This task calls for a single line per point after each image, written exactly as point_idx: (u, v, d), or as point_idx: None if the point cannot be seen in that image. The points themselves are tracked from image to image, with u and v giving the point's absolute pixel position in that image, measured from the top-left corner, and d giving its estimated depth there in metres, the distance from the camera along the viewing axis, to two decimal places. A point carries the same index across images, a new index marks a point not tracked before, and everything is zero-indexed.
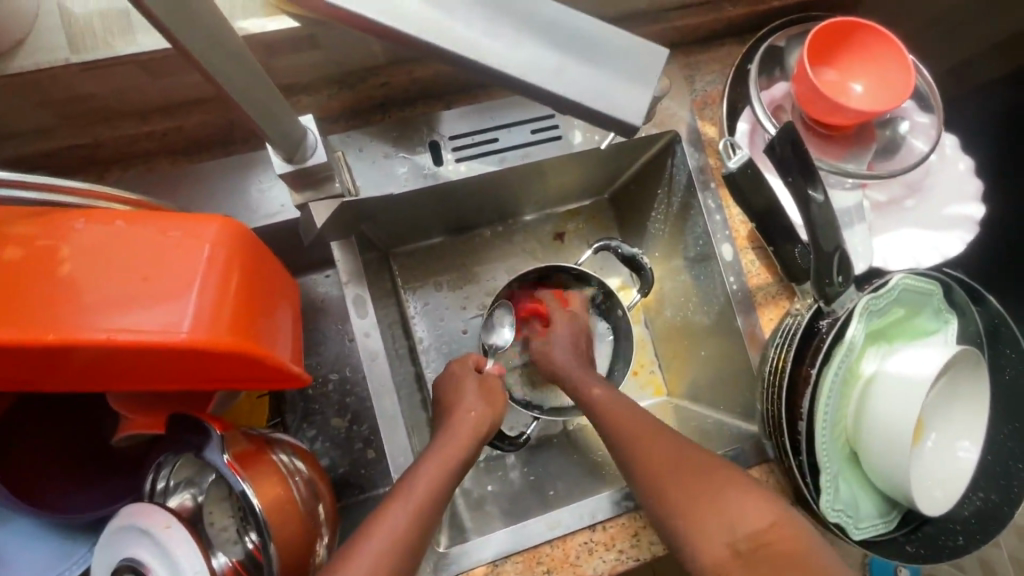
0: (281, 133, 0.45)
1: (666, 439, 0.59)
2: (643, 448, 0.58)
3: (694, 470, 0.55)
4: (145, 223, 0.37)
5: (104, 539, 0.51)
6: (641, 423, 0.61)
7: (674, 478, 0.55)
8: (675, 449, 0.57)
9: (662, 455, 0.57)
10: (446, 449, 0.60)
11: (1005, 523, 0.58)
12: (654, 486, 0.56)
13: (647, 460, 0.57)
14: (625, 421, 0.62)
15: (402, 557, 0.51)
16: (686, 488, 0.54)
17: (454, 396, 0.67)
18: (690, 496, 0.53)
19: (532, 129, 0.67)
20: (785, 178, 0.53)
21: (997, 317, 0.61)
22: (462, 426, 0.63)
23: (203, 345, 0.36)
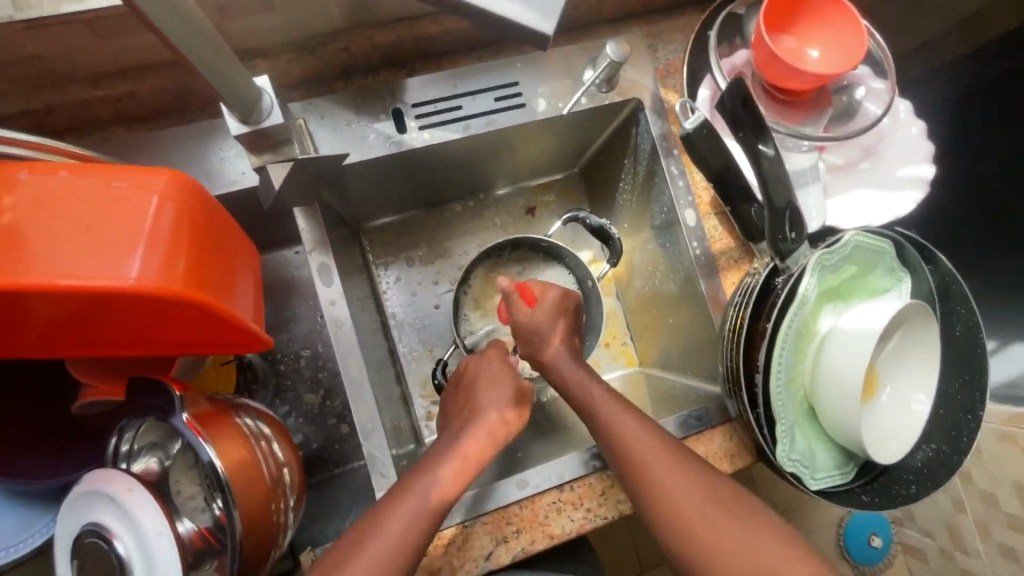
0: (234, 91, 0.44)
1: (678, 468, 0.56)
2: (656, 478, 0.55)
3: (711, 506, 0.53)
4: (89, 174, 0.36)
5: (67, 505, 0.51)
6: (654, 451, 0.57)
7: (695, 515, 0.53)
8: (691, 482, 0.55)
9: (677, 491, 0.54)
10: (464, 447, 0.60)
11: (953, 471, 0.60)
12: (670, 521, 0.54)
13: (662, 494, 0.55)
14: (635, 448, 0.57)
15: (394, 535, 0.52)
16: (705, 526, 0.52)
17: (479, 393, 0.65)
18: (711, 536, 0.52)
19: (495, 97, 0.67)
20: (738, 134, 0.55)
21: (948, 276, 0.62)
22: (480, 430, 0.62)
23: (155, 290, 0.37)
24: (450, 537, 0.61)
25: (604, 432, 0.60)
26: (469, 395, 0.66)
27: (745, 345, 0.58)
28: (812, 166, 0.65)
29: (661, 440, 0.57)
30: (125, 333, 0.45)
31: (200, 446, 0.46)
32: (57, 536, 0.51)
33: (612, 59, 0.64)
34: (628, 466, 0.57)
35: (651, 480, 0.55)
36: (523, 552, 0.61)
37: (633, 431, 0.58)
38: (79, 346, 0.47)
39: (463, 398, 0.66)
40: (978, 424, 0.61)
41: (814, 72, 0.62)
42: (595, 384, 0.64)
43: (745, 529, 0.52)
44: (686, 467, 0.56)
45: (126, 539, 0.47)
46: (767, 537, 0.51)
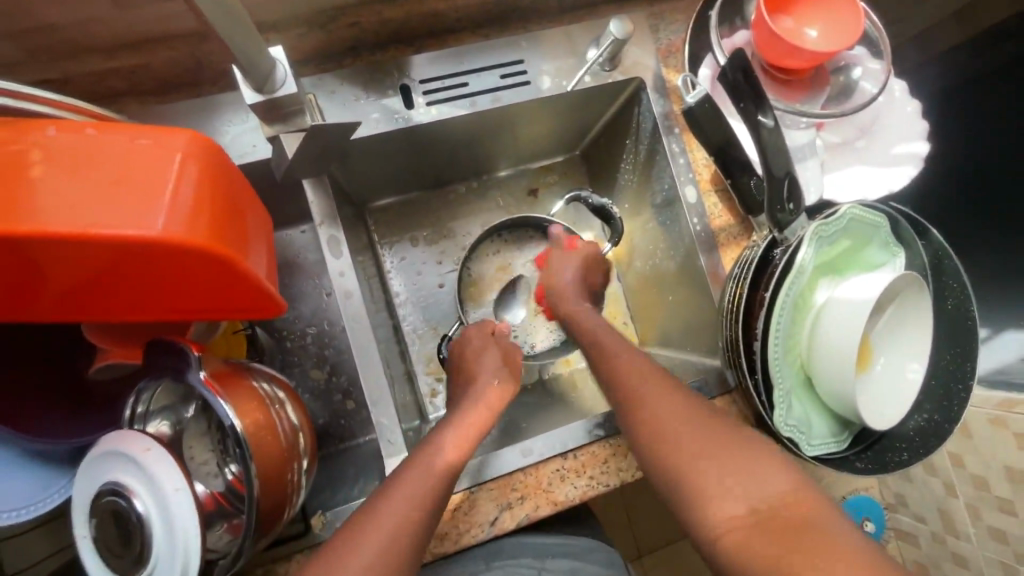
0: (250, 59, 0.46)
1: (677, 402, 0.57)
2: (653, 409, 0.57)
3: (707, 433, 0.53)
4: (115, 131, 0.38)
5: (86, 465, 0.52)
6: (655, 388, 0.59)
7: (689, 442, 0.53)
8: (687, 414, 0.55)
9: (674, 419, 0.55)
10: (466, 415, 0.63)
11: (944, 439, 0.62)
12: (670, 452, 0.53)
13: (658, 423, 0.56)
14: (638, 384, 0.60)
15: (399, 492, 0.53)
16: (698, 449, 0.52)
17: (474, 359, 0.71)
18: (703, 457, 0.51)
19: (501, 75, 0.68)
20: (739, 104, 0.57)
21: (941, 250, 0.64)
22: (474, 405, 0.64)
23: (180, 242, 0.39)
24: (457, 503, 0.63)
25: (611, 372, 0.63)
26: (467, 369, 0.70)
27: (744, 315, 0.59)
28: (810, 143, 0.66)
29: (663, 381, 0.60)
30: (143, 295, 0.46)
31: (218, 404, 0.47)
32: (73, 499, 0.52)
33: (616, 36, 0.65)
34: (630, 402, 0.59)
35: (659, 418, 0.56)
36: (527, 517, 0.63)
37: (636, 371, 0.61)
38: (95, 310, 0.48)
39: (460, 371, 0.71)
40: (969, 394, 0.62)
41: (812, 50, 0.63)
42: (608, 334, 0.68)
43: (741, 455, 0.51)
44: (685, 403, 0.57)
45: (144, 497, 0.49)
46: (762, 462, 0.50)
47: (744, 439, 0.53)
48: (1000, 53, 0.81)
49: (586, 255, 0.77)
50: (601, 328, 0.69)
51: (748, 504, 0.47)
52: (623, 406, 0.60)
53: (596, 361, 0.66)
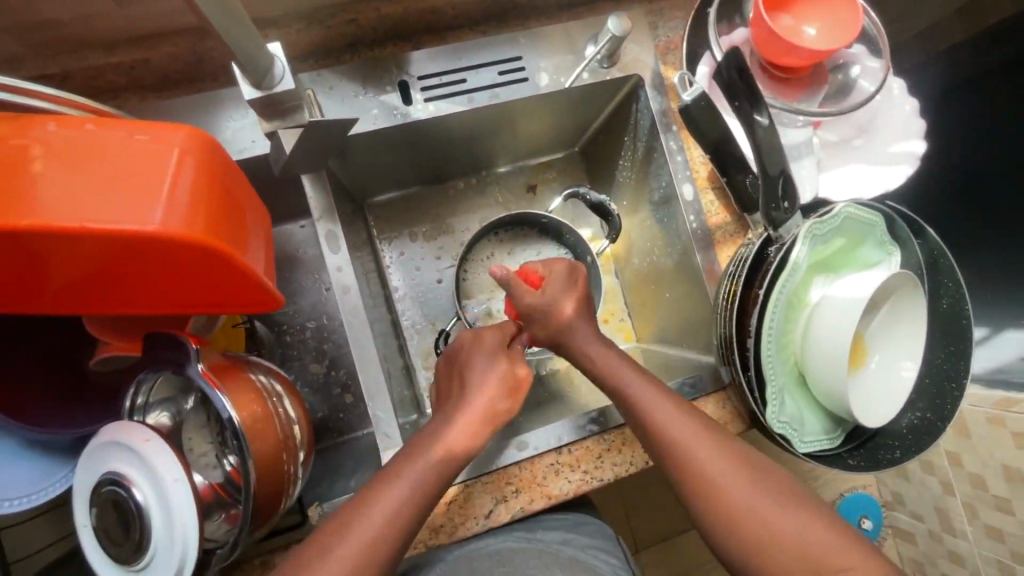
0: (248, 55, 0.46)
1: (738, 471, 0.54)
2: (717, 483, 0.54)
3: (775, 506, 0.52)
4: (114, 127, 0.38)
5: (85, 456, 0.53)
6: (710, 454, 0.55)
7: (757, 515, 0.52)
8: (750, 483, 0.54)
9: (738, 491, 0.53)
10: (445, 436, 0.58)
11: (937, 436, 0.63)
12: (723, 520, 0.53)
13: (723, 498, 0.53)
14: (692, 450, 0.56)
15: (392, 484, 0.54)
16: (770, 526, 0.51)
17: (474, 372, 0.64)
18: (775, 534, 0.51)
19: (499, 71, 0.69)
20: (734, 102, 0.57)
21: (936, 249, 0.64)
22: (458, 428, 0.60)
23: (178, 237, 0.39)
24: (452, 496, 0.63)
25: (654, 432, 0.58)
26: (460, 379, 0.65)
27: (738, 312, 0.60)
28: (807, 141, 0.66)
29: (718, 443, 0.56)
30: (142, 289, 0.47)
31: (215, 396, 0.48)
32: (75, 487, 0.53)
33: (614, 34, 0.65)
34: (684, 469, 0.55)
35: (708, 483, 0.54)
36: (522, 511, 0.64)
37: (687, 434, 0.56)
38: (96, 303, 0.48)
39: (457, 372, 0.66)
40: (962, 392, 0.63)
41: (810, 48, 0.63)
42: (643, 386, 0.60)
43: (810, 530, 0.51)
44: (744, 468, 0.55)
45: (143, 487, 0.50)
46: (829, 535, 0.50)
47: (807, 504, 0.53)
48: (1000, 53, 0.80)
49: (562, 279, 0.68)
50: (635, 377, 0.62)
51: None
52: (676, 472, 0.56)
53: (632, 416, 0.60)
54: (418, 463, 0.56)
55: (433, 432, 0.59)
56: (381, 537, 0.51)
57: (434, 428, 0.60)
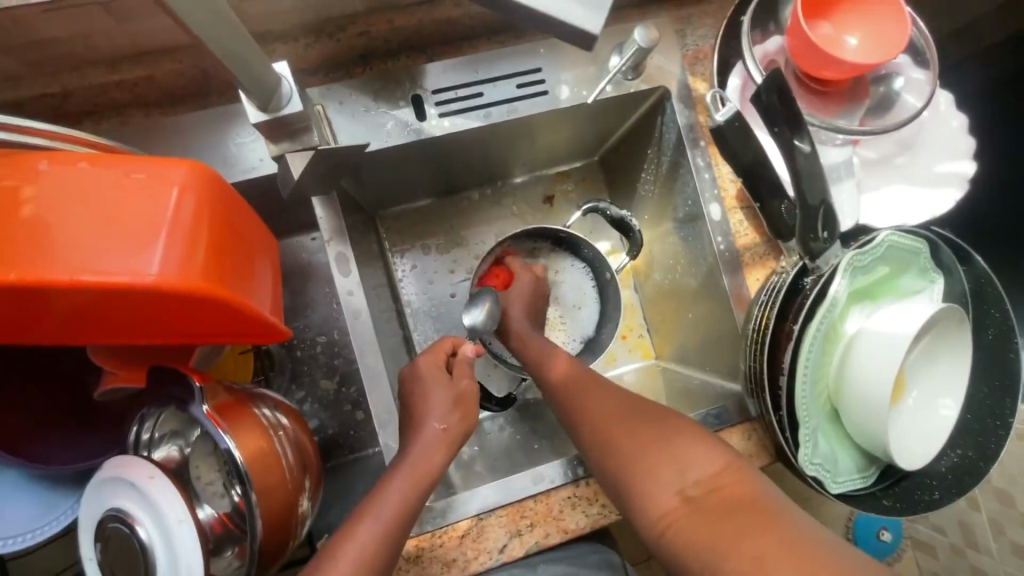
0: (253, 80, 0.44)
1: (621, 407, 0.56)
2: (601, 417, 0.55)
3: (653, 432, 0.52)
4: (111, 166, 0.36)
5: (90, 489, 0.51)
6: (598, 396, 0.58)
7: (630, 441, 0.52)
8: (631, 416, 0.54)
9: (616, 422, 0.54)
10: (405, 472, 0.55)
11: (980, 478, 0.59)
12: (602, 446, 0.53)
13: (602, 428, 0.54)
14: (582, 395, 0.59)
15: (402, 525, 0.52)
16: (642, 448, 0.51)
17: (427, 391, 0.61)
18: (646, 454, 0.50)
19: (518, 84, 0.65)
20: (772, 128, 0.53)
21: (983, 276, 0.60)
22: (425, 463, 0.56)
23: (177, 287, 0.37)
24: (464, 529, 0.61)
25: (558, 385, 0.62)
26: None
27: (770, 348, 0.56)
28: (846, 162, 0.62)
29: (608, 388, 0.58)
30: (146, 323, 0.45)
31: (219, 437, 0.46)
32: (81, 519, 0.52)
33: (640, 45, 0.61)
34: (575, 413, 0.58)
35: (592, 416, 0.56)
36: (537, 545, 0.61)
37: (580, 382, 0.60)
38: (99, 337, 0.47)
39: None
40: (1007, 431, 0.59)
41: (851, 61, 0.59)
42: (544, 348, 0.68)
43: (680, 444, 0.50)
44: (628, 406, 0.55)
45: (146, 525, 0.48)
46: (695, 447, 0.49)
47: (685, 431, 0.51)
48: None
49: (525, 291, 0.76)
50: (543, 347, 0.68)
51: (687, 493, 0.46)
52: (571, 417, 0.58)
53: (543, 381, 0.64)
54: (387, 503, 0.52)
55: (392, 471, 0.55)
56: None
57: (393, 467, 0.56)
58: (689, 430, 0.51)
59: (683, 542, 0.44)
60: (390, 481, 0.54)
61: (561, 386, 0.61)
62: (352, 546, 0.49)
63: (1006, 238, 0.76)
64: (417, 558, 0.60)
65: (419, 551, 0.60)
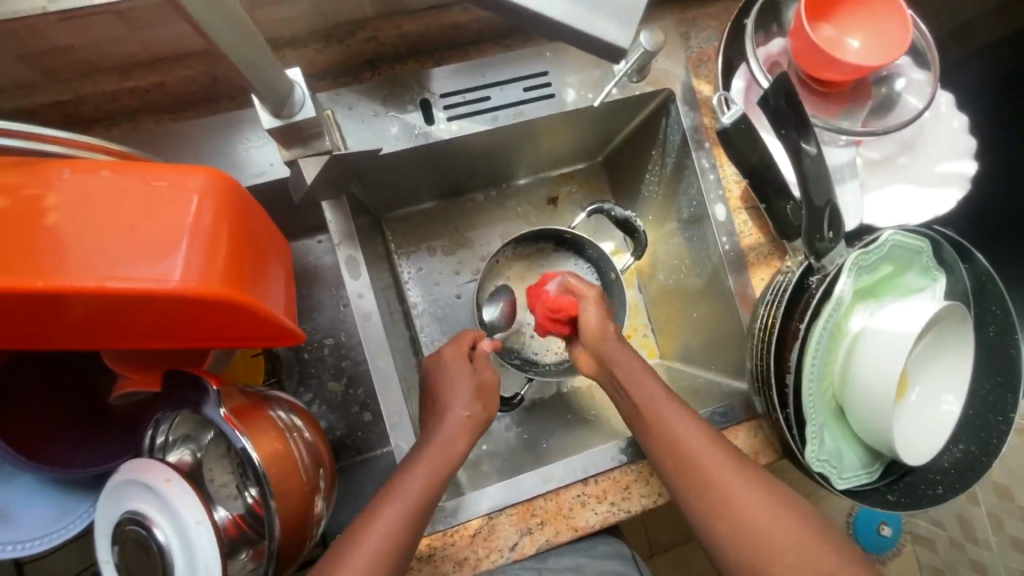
0: (267, 87, 0.44)
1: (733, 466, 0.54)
2: (717, 481, 0.54)
3: (774, 508, 0.51)
4: (133, 174, 0.37)
5: (105, 493, 0.52)
6: (709, 449, 0.55)
7: (749, 509, 0.52)
8: (747, 480, 0.53)
9: (731, 483, 0.53)
10: (424, 466, 0.56)
11: (982, 472, 0.60)
12: (717, 514, 0.53)
13: (718, 494, 0.53)
14: (690, 442, 0.56)
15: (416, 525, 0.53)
16: (761, 519, 0.51)
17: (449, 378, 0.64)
18: (766, 529, 0.51)
19: (525, 87, 0.66)
20: (780, 130, 0.54)
21: (985, 275, 0.61)
22: (438, 460, 0.57)
23: (199, 292, 0.37)
24: (475, 528, 0.62)
25: (657, 435, 0.58)
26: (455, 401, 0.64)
27: (776, 347, 0.57)
28: (850, 162, 0.63)
29: (714, 438, 0.56)
30: (164, 327, 0.45)
31: (236, 439, 0.46)
32: (97, 522, 0.52)
33: (646, 49, 0.62)
34: (682, 462, 0.56)
35: (704, 478, 0.54)
36: (548, 543, 0.62)
37: (687, 431, 0.57)
38: (117, 341, 0.48)
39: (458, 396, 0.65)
40: (1009, 427, 0.60)
41: (854, 63, 0.60)
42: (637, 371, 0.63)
43: (802, 528, 0.50)
44: (738, 463, 0.55)
45: (164, 527, 0.49)
46: (815, 534, 0.50)
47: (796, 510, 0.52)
48: None
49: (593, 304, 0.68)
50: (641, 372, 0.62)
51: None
52: (673, 464, 0.56)
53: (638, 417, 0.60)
54: (399, 499, 0.54)
55: (408, 468, 0.56)
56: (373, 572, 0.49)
57: (409, 463, 0.57)
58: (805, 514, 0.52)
59: None
60: (405, 479, 0.55)
61: (665, 438, 0.58)
62: (367, 539, 0.50)
63: (1003, 236, 0.77)
64: (429, 557, 0.61)
65: (430, 549, 0.61)
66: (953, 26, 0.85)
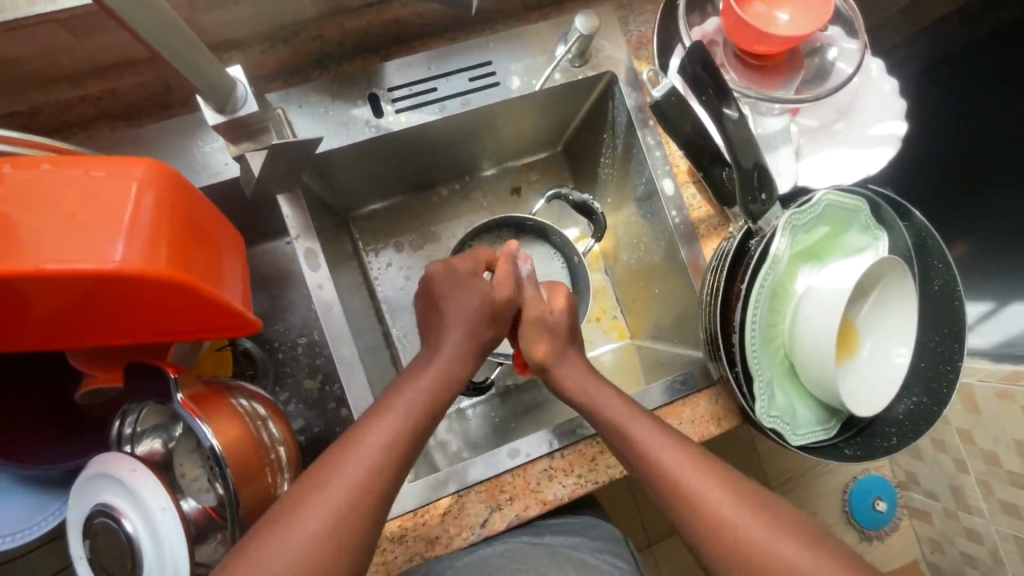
0: (207, 84, 0.46)
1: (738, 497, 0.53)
2: (679, 472, 0.55)
3: (728, 490, 0.53)
4: (70, 165, 0.39)
5: (76, 488, 0.53)
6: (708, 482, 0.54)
7: (764, 539, 0.50)
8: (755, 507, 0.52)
9: (738, 516, 0.51)
10: (398, 409, 0.56)
11: (933, 421, 0.62)
12: (685, 500, 0.54)
13: (680, 483, 0.54)
14: (691, 479, 0.54)
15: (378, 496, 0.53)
16: (744, 520, 0.51)
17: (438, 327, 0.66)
18: (735, 516, 0.51)
19: (470, 77, 0.68)
20: (702, 96, 0.59)
21: (923, 231, 0.63)
22: (408, 401, 0.57)
23: (140, 271, 0.40)
24: (446, 506, 0.63)
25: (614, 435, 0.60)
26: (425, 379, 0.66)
27: (722, 308, 0.59)
28: (784, 130, 0.66)
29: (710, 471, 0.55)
30: (116, 323, 0.47)
31: (195, 425, 0.48)
32: (70, 517, 0.53)
33: (582, 32, 0.64)
34: (684, 499, 0.54)
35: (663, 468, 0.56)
36: (517, 518, 0.63)
37: (644, 427, 0.58)
38: (71, 340, 0.49)
39: None
40: (957, 375, 0.62)
41: (782, 35, 0.62)
42: (618, 405, 0.61)
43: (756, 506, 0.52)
44: (738, 491, 0.53)
45: (133, 517, 0.50)
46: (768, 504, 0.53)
47: (814, 535, 0.50)
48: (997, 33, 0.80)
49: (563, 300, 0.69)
50: (621, 408, 0.61)
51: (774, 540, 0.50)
52: (675, 503, 0.54)
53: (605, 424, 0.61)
54: (358, 432, 0.53)
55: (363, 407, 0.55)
56: (347, 481, 0.49)
57: (376, 412, 0.55)
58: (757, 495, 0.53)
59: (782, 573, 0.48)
60: (374, 423, 0.54)
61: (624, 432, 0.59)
62: (328, 486, 0.49)
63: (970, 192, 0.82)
64: (402, 538, 0.62)
65: (402, 530, 0.62)
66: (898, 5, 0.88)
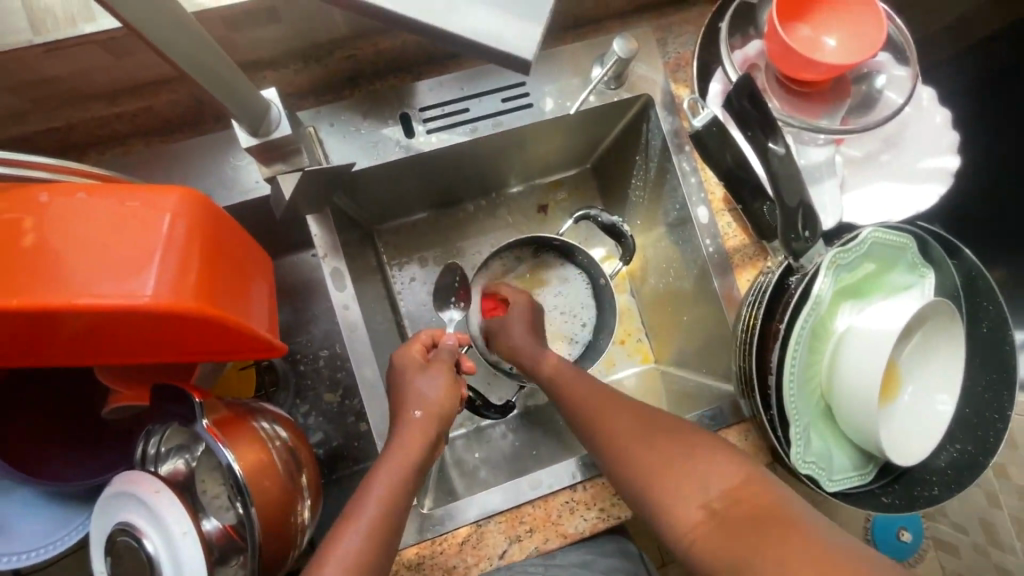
0: (243, 106, 0.46)
1: (708, 475, 0.49)
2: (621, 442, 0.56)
3: (669, 447, 0.53)
4: (106, 196, 0.39)
5: (101, 505, 0.53)
6: (696, 468, 0.50)
7: (684, 495, 0.49)
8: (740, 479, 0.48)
9: (666, 474, 0.51)
10: (371, 501, 0.52)
11: (981, 471, 0.59)
12: (628, 470, 0.54)
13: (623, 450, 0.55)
14: (669, 477, 0.51)
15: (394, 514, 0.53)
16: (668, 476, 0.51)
17: (404, 407, 0.59)
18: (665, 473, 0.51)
19: (502, 98, 0.67)
20: (747, 131, 0.58)
21: (974, 270, 0.60)
22: (393, 460, 0.55)
23: (168, 306, 0.39)
24: (464, 536, 0.62)
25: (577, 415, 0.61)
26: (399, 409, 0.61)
27: (758, 346, 0.57)
28: (828, 161, 0.64)
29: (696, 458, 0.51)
30: (148, 346, 0.47)
31: (218, 450, 0.48)
32: (92, 534, 0.53)
33: (619, 56, 0.63)
34: (653, 494, 0.51)
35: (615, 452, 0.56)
36: (536, 551, 0.62)
37: (615, 412, 0.59)
38: (105, 360, 0.50)
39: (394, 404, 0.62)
40: (1005, 425, 0.59)
41: (828, 63, 0.59)
42: (607, 413, 0.59)
43: (689, 464, 0.51)
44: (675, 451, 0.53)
45: (153, 538, 0.49)
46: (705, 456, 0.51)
47: None
48: None
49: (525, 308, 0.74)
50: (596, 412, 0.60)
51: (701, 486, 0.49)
52: (645, 498, 0.51)
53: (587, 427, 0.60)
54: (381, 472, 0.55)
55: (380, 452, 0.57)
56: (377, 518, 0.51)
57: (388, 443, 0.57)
58: (700, 450, 0.52)
59: (712, 550, 0.45)
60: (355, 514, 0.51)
61: (590, 417, 0.60)
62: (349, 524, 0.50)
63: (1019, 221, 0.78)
64: (419, 566, 0.61)
65: (419, 558, 0.61)
66: (946, 22, 0.85)
